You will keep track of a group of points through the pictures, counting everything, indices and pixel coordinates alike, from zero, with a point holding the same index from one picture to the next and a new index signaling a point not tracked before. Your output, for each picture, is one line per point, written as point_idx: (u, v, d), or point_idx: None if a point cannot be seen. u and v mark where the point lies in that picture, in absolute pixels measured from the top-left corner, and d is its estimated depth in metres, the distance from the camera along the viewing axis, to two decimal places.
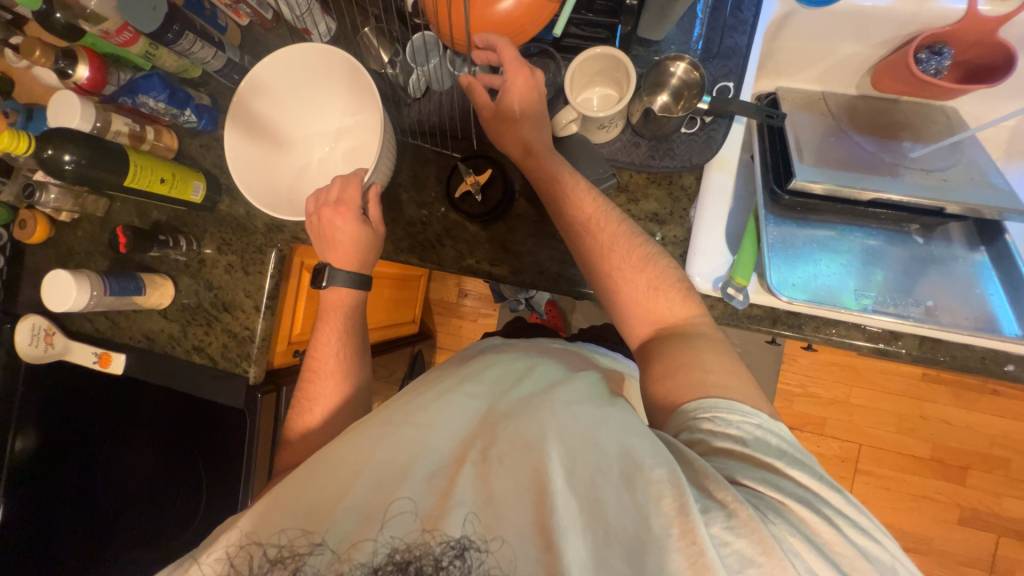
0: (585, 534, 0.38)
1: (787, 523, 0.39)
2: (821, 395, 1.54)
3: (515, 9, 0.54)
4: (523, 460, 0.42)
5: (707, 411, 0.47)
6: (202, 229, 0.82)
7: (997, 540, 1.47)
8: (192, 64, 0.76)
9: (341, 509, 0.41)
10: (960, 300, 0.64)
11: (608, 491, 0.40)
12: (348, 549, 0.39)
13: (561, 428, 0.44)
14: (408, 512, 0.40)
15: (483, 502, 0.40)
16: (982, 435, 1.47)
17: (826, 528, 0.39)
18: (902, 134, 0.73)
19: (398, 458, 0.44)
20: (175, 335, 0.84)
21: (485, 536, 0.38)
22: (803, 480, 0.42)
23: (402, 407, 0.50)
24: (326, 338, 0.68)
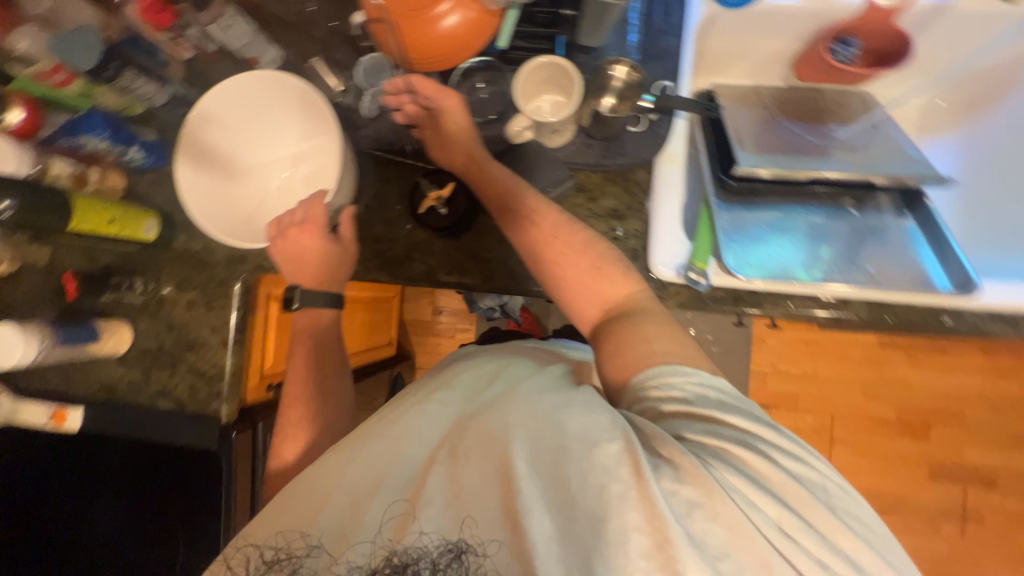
0: (548, 509, 0.40)
1: (728, 464, 0.43)
2: (790, 371, 1.61)
3: (459, 27, 0.57)
4: (490, 452, 0.44)
5: (652, 380, 0.50)
6: (158, 267, 0.79)
7: (966, 488, 1.56)
8: (134, 102, 0.73)
9: (334, 514, 0.44)
10: (898, 262, 0.68)
11: (570, 468, 0.41)
12: (340, 547, 0.41)
13: (523, 417, 0.46)
14: (397, 511, 0.42)
15: (453, 495, 0.43)
16: (939, 391, 1.57)
17: (760, 460, 0.43)
18: (828, 118, 0.80)
19: (381, 465, 0.45)
20: (137, 382, 0.80)
21: (466, 528, 0.41)
22: (741, 424, 0.46)
23: (378, 419, 0.51)
24: (299, 363, 0.68)
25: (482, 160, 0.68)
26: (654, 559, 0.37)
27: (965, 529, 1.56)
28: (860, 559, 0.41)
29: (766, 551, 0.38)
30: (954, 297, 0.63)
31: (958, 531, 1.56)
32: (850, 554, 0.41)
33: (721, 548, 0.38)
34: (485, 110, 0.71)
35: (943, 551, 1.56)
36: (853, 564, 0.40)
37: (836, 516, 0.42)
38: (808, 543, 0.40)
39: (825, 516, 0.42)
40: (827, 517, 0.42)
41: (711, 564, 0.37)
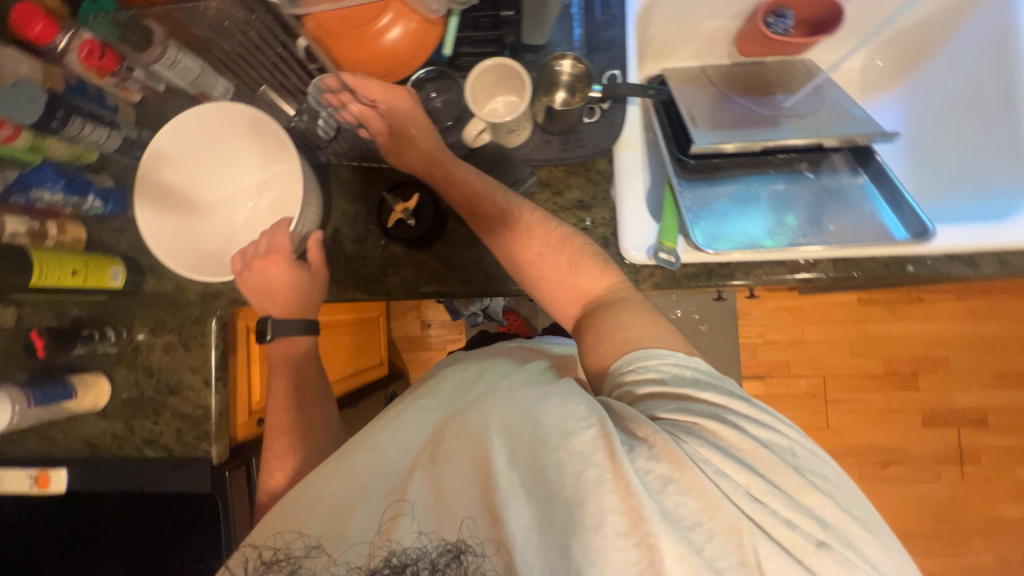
0: (527, 501, 0.42)
1: (699, 437, 0.44)
2: (778, 339, 1.65)
3: (402, 40, 0.57)
4: (468, 450, 0.45)
5: (629, 364, 0.52)
6: (131, 314, 0.78)
7: (959, 432, 1.61)
8: (86, 148, 0.72)
9: (332, 515, 0.44)
10: (855, 219, 0.71)
11: (548, 457, 0.42)
12: (335, 546, 0.43)
13: (501, 414, 0.47)
14: (392, 512, 0.43)
15: (435, 495, 0.44)
16: (921, 341, 1.62)
17: (733, 432, 0.45)
18: (775, 89, 0.82)
19: (373, 473, 0.47)
20: (121, 434, 0.78)
21: (463, 529, 0.41)
22: (713, 398, 0.48)
23: (367, 430, 0.53)
24: (281, 392, 0.66)
25: (444, 160, 0.67)
26: (630, 537, 0.38)
27: (964, 471, 1.61)
28: (826, 515, 0.42)
29: (734, 516, 0.40)
30: (917, 243, 0.63)
31: (957, 474, 1.61)
32: (819, 512, 0.42)
33: (693, 519, 0.40)
34: (443, 117, 0.71)
35: (945, 496, 1.60)
36: (821, 522, 0.41)
37: (806, 479, 0.43)
38: (779, 507, 0.41)
39: (795, 479, 0.43)
40: (799, 481, 0.43)
41: (684, 535, 0.39)
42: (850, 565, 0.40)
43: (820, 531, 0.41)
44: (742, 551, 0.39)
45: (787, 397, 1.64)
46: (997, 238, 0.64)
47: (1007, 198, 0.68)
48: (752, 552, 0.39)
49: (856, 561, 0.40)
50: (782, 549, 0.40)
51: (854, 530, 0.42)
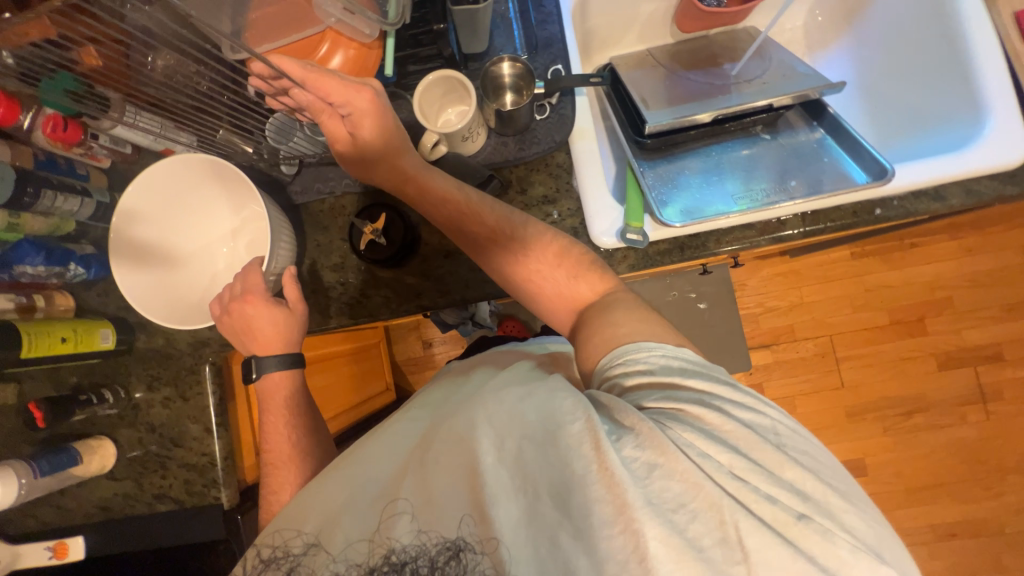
0: (514, 498, 0.45)
1: (684, 423, 0.46)
2: (778, 306, 1.64)
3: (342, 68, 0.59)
4: (457, 453, 0.48)
5: (618, 358, 0.54)
6: (126, 373, 0.79)
7: (977, 371, 1.58)
8: (62, 219, 0.73)
9: (328, 519, 0.48)
10: (813, 173, 0.72)
11: (535, 453, 0.46)
12: (333, 545, 0.46)
13: (489, 416, 0.50)
14: (388, 512, 0.47)
15: (425, 497, 0.47)
16: (922, 285, 1.60)
17: (716, 416, 0.47)
18: (721, 60, 0.84)
19: (376, 483, 0.50)
20: (131, 493, 0.78)
21: (462, 527, 0.44)
22: (698, 385, 0.50)
23: (367, 440, 0.56)
24: (276, 430, 0.66)
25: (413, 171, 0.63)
26: (616, 524, 0.42)
27: (989, 409, 1.58)
28: (808, 488, 0.44)
29: (715, 495, 0.42)
30: (879, 185, 0.64)
31: (982, 413, 1.58)
32: (800, 487, 0.44)
33: (677, 501, 0.42)
34: None
35: (974, 437, 1.57)
36: (803, 495, 0.43)
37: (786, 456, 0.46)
38: (759, 482, 0.43)
39: (775, 456, 0.45)
40: (779, 457, 0.45)
41: (666, 517, 0.42)
42: (830, 535, 0.42)
43: (800, 504, 0.43)
44: (724, 528, 0.41)
45: (798, 361, 1.63)
46: (957, 167, 0.64)
47: (960, 130, 0.68)
48: (734, 529, 0.41)
49: (836, 530, 0.42)
50: (764, 523, 0.42)
51: (833, 502, 0.44)
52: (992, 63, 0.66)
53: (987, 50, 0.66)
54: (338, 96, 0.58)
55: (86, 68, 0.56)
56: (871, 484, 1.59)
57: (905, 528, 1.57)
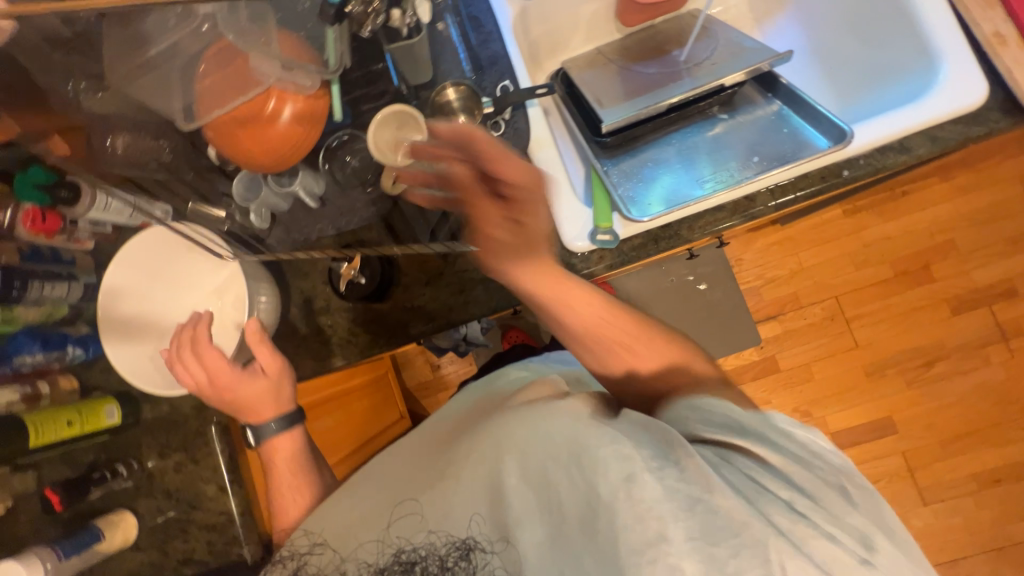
0: (537, 518, 0.51)
1: (743, 464, 0.51)
2: (778, 275, 1.62)
3: (294, 120, 0.59)
4: (482, 472, 0.55)
5: (694, 410, 0.59)
6: (135, 445, 0.80)
7: (993, 309, 1.54)
8: (55, 305, 0.75)
9: (350, 527, 0.59)
10: (775, 146, 0.71)
11: (557, 477, 0.51)
12: (349, 549, 0.57)
13: (511, 441, 0.55)
14: (402, 516, 0.56)
15: (442, 510, 0.55)
16: (921, 231, 1.57)
17: (783, 460, 0.50)
18: (669, 46, 0.84)
19: (393, 490, 0.61)
20: (157, 561, 0.79)
21: (472, 527, 0.53)
22: (762, 428, 0.53)
23: (399, 460, 0.66)
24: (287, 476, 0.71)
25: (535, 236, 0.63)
26: (647, 553, 0.44)
27: (1011, 347, 1.54)
28: (876, 541, 0.45)
29: (763, 532, 0.44)
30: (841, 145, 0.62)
31: (1005, 351, 1.54)
32: (867, 536, 0.46)
33: (722, 534, 0.44)
34: (360, 175, 0.71)
35: (1001, 377, 1.53)
36: (867, 545, 0.45)
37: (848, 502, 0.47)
38: (817, 521, 0.46)
39: (840, 502, 0.47)
40: (846, 505, 0.47)
41: (706, 554, 0.44)
42: None
43: (863, 550, 0.45)
44: (770, 566, 0.43)
45: (808, 328, 1.60)
46: (918, 117, 0.63)
47: (918, 80, 0.67)
48: (778, 565, 0.43)
49: None
50: (818, 565, 0.44)
51: (903, 562, 0.45)
52: (936, 10, 0.65)
53: None
54: (511, 175, 0.56)
55: (58, 156, 0.62)
56: (903, 441, 1.55)
57: (945, 481, 1.53)
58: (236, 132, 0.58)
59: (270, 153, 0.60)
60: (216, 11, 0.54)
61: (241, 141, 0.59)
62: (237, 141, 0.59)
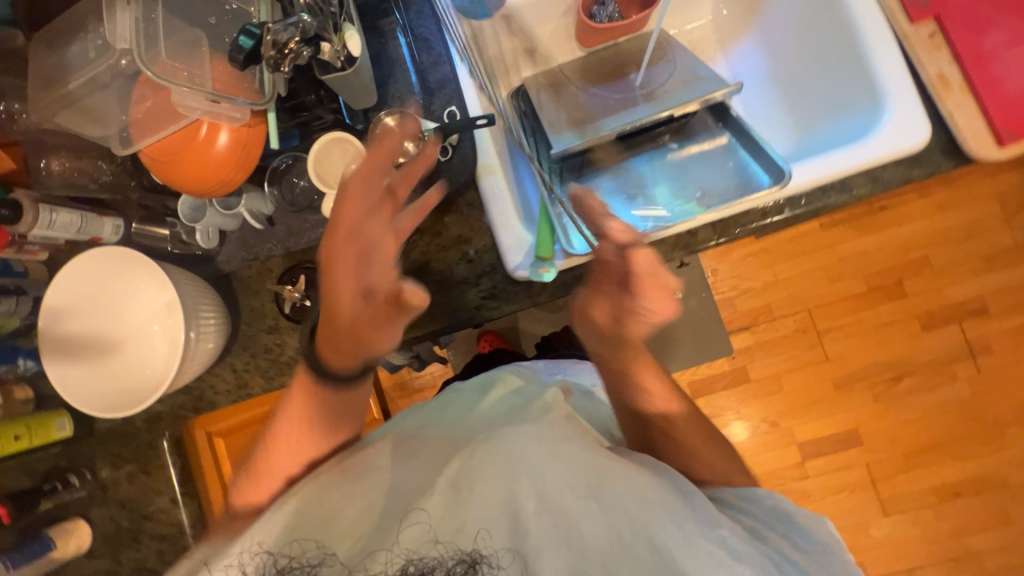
0: (560, 547, 0.48)
1: (762, 536, 0.54)
2: (753, 286, 1.62)
3: (232, 140, 0.58)
4: (503, 484, 0.51)
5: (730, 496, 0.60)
6: (87, 455, 0.81)
7: (963, 327, 1.56)
8: (7, 317, 0.76)
9: (342, 533, 0.51)
10: (719, 180, 0.71)
11: (591, 508, 0.50)
12: (346, 559, 0.49)
13: (540, 458, 0.52)
14: (409, 521, 0.49)
15: (456, 519, 0.49)
16: (895, 247, 1.57)
17: (795, 542, 0.55)
18: (627, 69, 0.83)
19: (393, 493, 0.53)
20: (111, 568, 0.81)
21: (479, 540, 0.48)
22: (784, 514, 0.58)
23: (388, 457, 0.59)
24: (275, 448, 0.64)
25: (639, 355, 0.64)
26: None
27: (978, 365, 1.55)
28: None
29: None
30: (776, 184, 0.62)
31: (971, 369, 1.55)
32: None
33: None
34: (309, 196, 0.73)
35: (967, 394, 1.55)
36: None
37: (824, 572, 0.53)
38: None
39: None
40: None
41: None
42: None
43: None
44: None
45: (780, 340, 1.61)
46: (860, 158, 0.64)
47: (865, 116, 0.67)
48: None
49: None
50: None
51: None
52: (883, 49, 0.65)
53: (877, 33, 0.65)
54: None
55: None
56: (868, 453, 1.57)
57: (906, 493, 1.56)
58: (178, 156, 0.58)
59: (206, 178, 0.59)
60: (134, 47, 0.54)
61: (181, 165, 0.58)
62: (174, 164, 0.58)
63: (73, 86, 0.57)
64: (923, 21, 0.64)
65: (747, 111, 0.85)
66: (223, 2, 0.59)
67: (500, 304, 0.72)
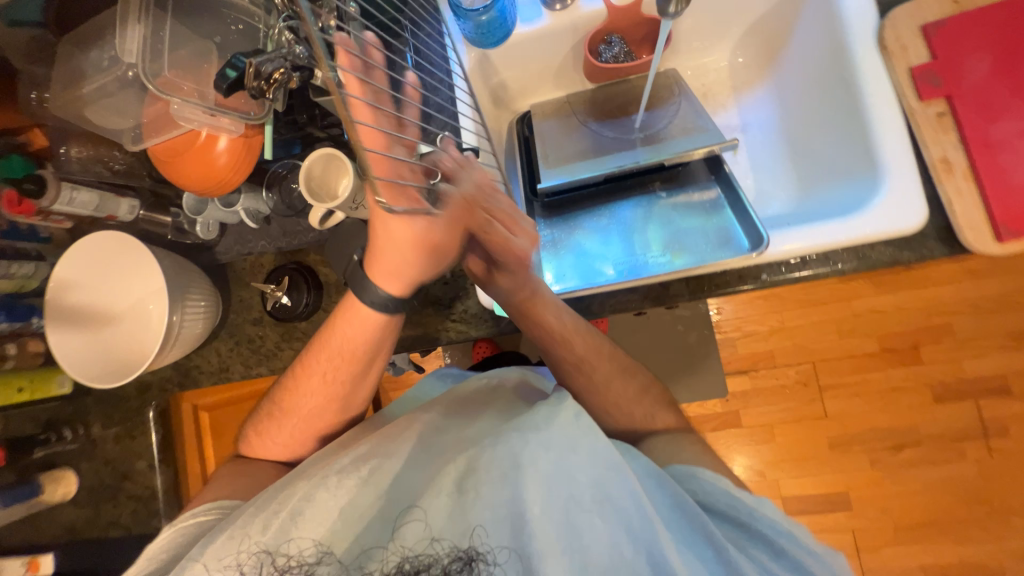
0: (557, 554, 0.50)
1: (739, 541, 0.56)
2: (758, 330, 1.57)
3: (230, 148, 0.62)
4: (503, 490, 0.53)
5: (713, 484, 0.60)
6: (82, 412, 0.88)
7: (978, 404, 1.46)
8: (28, 279, 0.83)
9: (342, 530, 0.55)
10: (700, 237, 0.71)
11: (591, 517, 0.52)
12: (346, 553, 0.54)
13: (541, 468, 0.54)
14: (412, 518, 0.53)
15: (458, 516, 0.53)
16: (917, 310, 1.49)
17: (772, 553, 0.55)
18: (632, 109, 0.82)
19: (398, 491, 0.57)
20: (90, 518, 0.88)
21: (475, 537, 0.51)
22: (769, 521, 0.56)
23: (397, 449, 0.61)
24: (287, 425, 0.73)
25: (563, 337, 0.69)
26: None
27: (991, 447, 1.46)
28: None
29: None
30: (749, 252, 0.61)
31: (983, 450, 1.46)
32: None
33: None
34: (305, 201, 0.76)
35: (973, 476, 1.46)
36: None
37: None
38: None
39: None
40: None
41: None
42: None
43: None
44: None
45: (779, 389, 1.56)
46: (847, 232, 0.62)
47: (863, 187, 0.65)
48: None
49: None
50: None
51: None
52: (888, 123, 0.62)
53: (884, 107, 0.63)
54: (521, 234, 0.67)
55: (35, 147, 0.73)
56: (855, 519, 1.51)
57: (891, 567, 1.48)
58: (178, 155, 0.62)
59: (202, 179, 0.63)
60: (139, 63, 0.56)
61: (179, 164, 0.63)
62: (173, 164, 0.63)
63: (89, 88, 0.61)
64: (933, 99, 0.61)
65: (750, 163, 0.83)
66: (229, 23, 0.62)
67: (468, 328, 0.74)
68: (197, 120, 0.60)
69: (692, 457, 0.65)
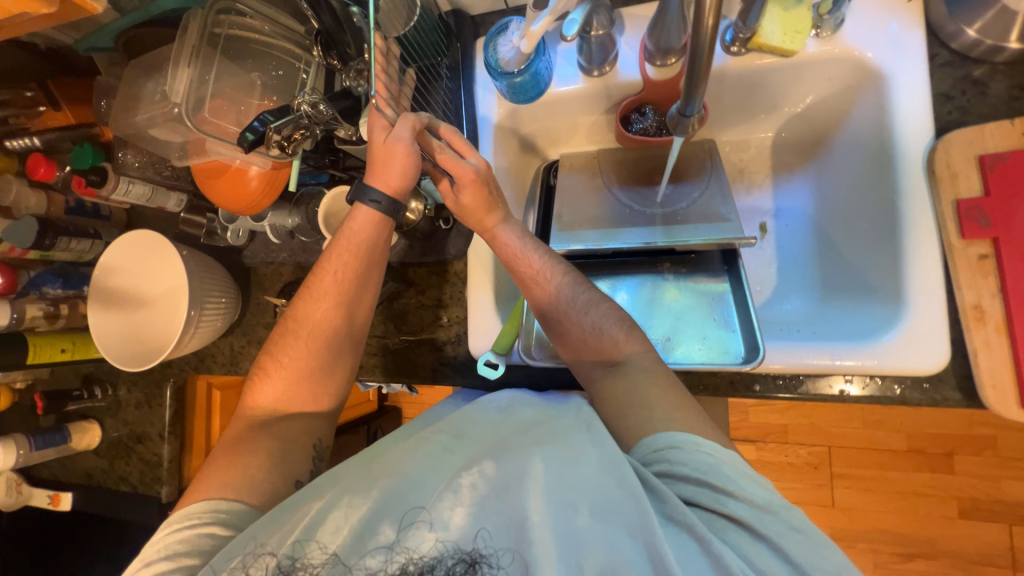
0: (557, 564, 0.44)
1: (728, 534, 0.45)
2: (776, 402, 1.49)
3: (259, 179, 0.67)
4: (506, 496, 0.49)
5: (674, 454, 0.50)
6: (114, 374, 0.98)
7: (1010, 530, 1.33)
8: (85, 252, 0.91)
9: (339, 527, 0.50)
10: (695, 331, 0.70)
11: (593, 524, 0.46)
12: (349, 554, 0.48)
13: (538, 474, 0.49)
14: (407, 521, 0.49)
15: (458, 524, 0.48)
16: (959, 416, 1.37)
17: (762, 547, 0.44)
18: (658, 179, 0.79)
19: (395, 494, 0.51)
20: (105, 468, 0.99)
21: (479, 539, 0.47)
22: (755, 498, 0.46)
23: (392, 453, 0.56)
24: (298, 352, 0.67)
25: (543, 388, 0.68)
26: None
27: None
28: None
29: None
30: (737, 367, 0.59)
31: None
32: None
33: None
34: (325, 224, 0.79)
35: None
36: None
37: None
38: None
39: None
40: None
41: None
42: None
43: None
44: None
45: (787, 467, 1.47)
46: (854, 358, 0.57)
47: (893, 299, 0.60)
48: None
49: None
50: None
51: None
52: (925, 241, 0.58)
53: (927, 233, 0.58)
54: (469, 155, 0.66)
55: (106, 139, 0.82)
56: None
57: None
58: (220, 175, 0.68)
59: (240, 202, 0.68)
60: (183, 105, 0.62)
61: (220, 185, 0.68)
62: (213, 188, 0.69)
63: (141, 116, 0.67)
64: (976, 239, 0.57)
65: (776, 251, 0.76)
66: (271, 68, 0.67)
67: (453, 374, 0.76)
68: (228, 155, 0.66)
69: (662, 419, 0.53)
